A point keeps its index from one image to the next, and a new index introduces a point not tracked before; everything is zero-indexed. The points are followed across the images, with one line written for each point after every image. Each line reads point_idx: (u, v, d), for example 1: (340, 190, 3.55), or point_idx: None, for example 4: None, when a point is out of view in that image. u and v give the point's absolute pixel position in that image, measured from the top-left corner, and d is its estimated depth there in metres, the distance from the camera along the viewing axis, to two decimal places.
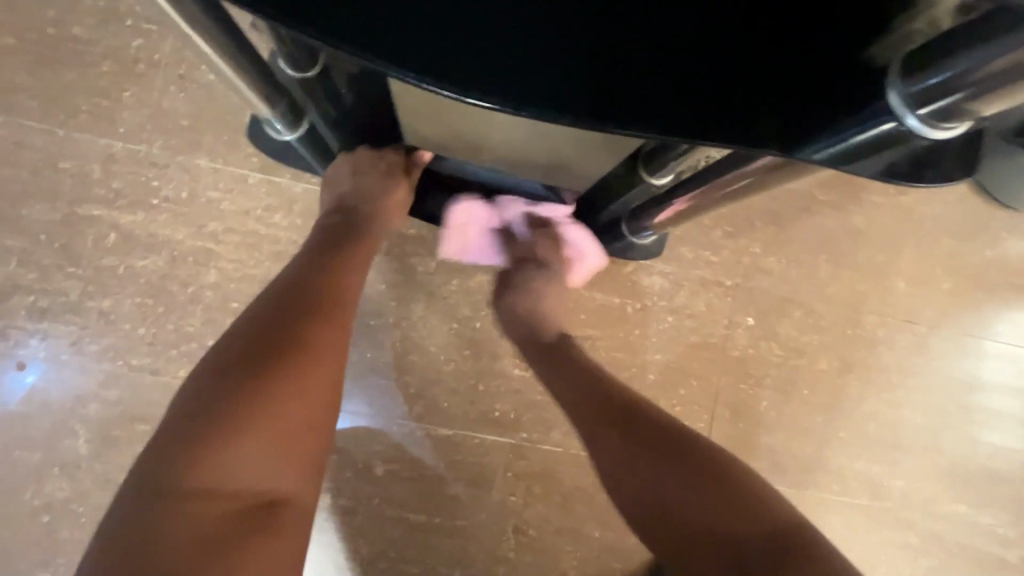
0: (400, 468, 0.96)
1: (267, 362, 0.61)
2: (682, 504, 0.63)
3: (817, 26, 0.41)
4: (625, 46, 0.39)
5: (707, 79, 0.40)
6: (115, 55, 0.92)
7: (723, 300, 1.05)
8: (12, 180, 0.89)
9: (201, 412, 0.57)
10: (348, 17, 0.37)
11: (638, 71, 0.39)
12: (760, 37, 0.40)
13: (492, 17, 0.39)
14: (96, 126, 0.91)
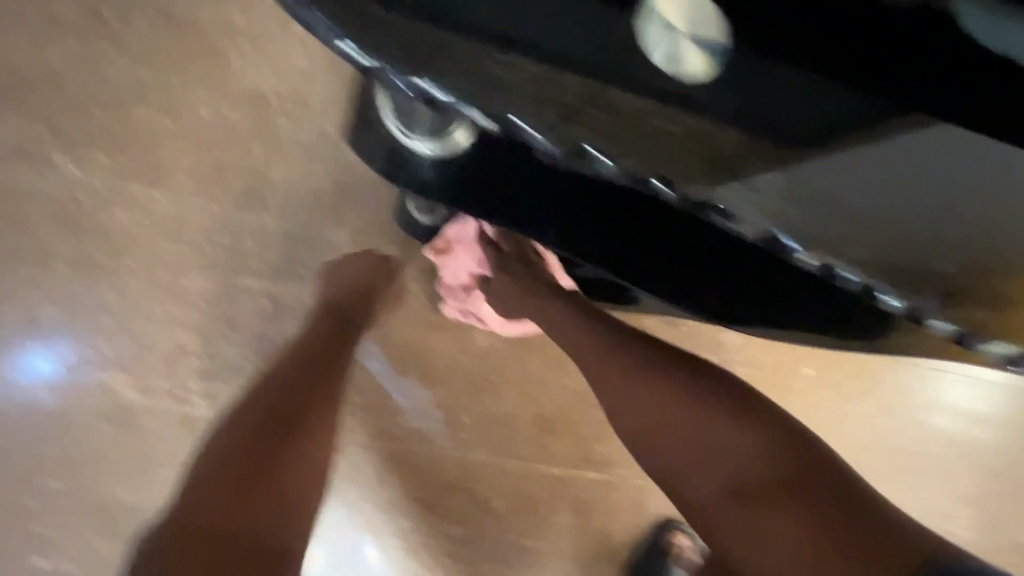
0: (515, 502, 1.11)
1: (285, 417, 0.82)
2: (738, 470, 0.62)
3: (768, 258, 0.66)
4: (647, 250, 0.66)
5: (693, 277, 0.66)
6: (263, 136, 0.99)
7: (789, 352, 1.20)
8: (173, 254, 0.97)
9: (216, 476, 0.74)
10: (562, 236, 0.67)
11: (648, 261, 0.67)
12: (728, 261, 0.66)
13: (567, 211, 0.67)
14: (247, 203, 0.99)
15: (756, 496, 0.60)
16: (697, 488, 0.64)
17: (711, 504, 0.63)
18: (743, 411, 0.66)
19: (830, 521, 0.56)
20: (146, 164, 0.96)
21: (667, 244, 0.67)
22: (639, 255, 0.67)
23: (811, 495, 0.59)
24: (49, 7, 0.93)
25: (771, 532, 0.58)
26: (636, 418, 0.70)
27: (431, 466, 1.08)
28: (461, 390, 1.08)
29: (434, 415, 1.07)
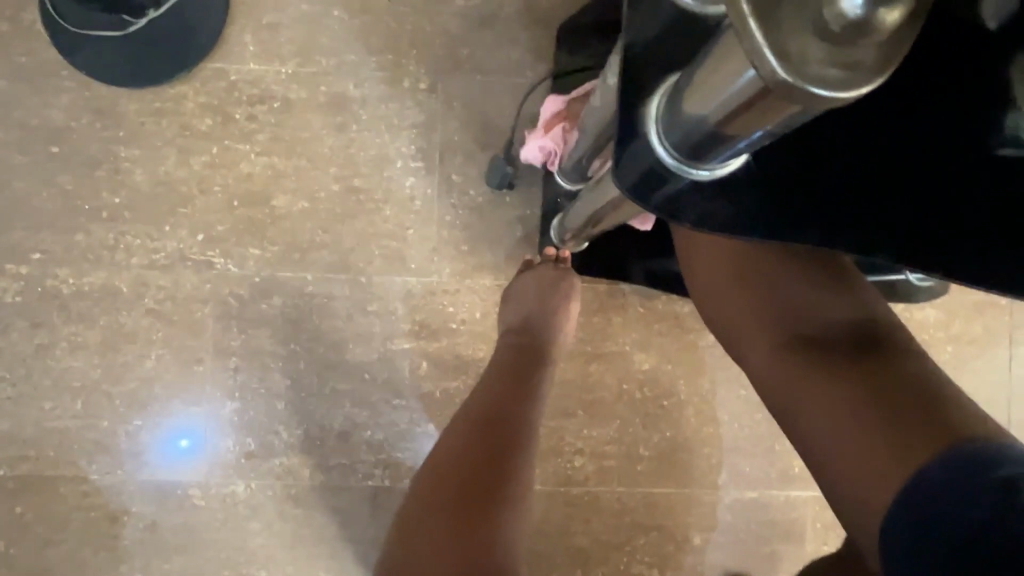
0: (715, 535, 1.00)
1: (497, 420, 0.66)
2: (847, 391, 0.54)
3: None
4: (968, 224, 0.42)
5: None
6: (394, 199, 0.98)
7: (1001, 320, 1.03)
8: (331, 330, 0.97)
9: (446, 478, 0.58)
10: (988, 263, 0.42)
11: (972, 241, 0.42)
12: None
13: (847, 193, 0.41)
14: (391, 267, 0.98)
15: (856, 424, 0.52)
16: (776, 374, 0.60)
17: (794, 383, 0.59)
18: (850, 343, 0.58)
19: (898, 421, 0.50)
20: (293, 249, 0.98)
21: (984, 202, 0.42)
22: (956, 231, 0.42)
23: (921, 434, 0.48)
24: (183, 116, 0.97)
25: (836, 414, 0.53)
26: (736, 337, 0.66)
27: (619, 508, 0.99)
28: (635, 421, 1.00)
29: (611, 453, 0.99)
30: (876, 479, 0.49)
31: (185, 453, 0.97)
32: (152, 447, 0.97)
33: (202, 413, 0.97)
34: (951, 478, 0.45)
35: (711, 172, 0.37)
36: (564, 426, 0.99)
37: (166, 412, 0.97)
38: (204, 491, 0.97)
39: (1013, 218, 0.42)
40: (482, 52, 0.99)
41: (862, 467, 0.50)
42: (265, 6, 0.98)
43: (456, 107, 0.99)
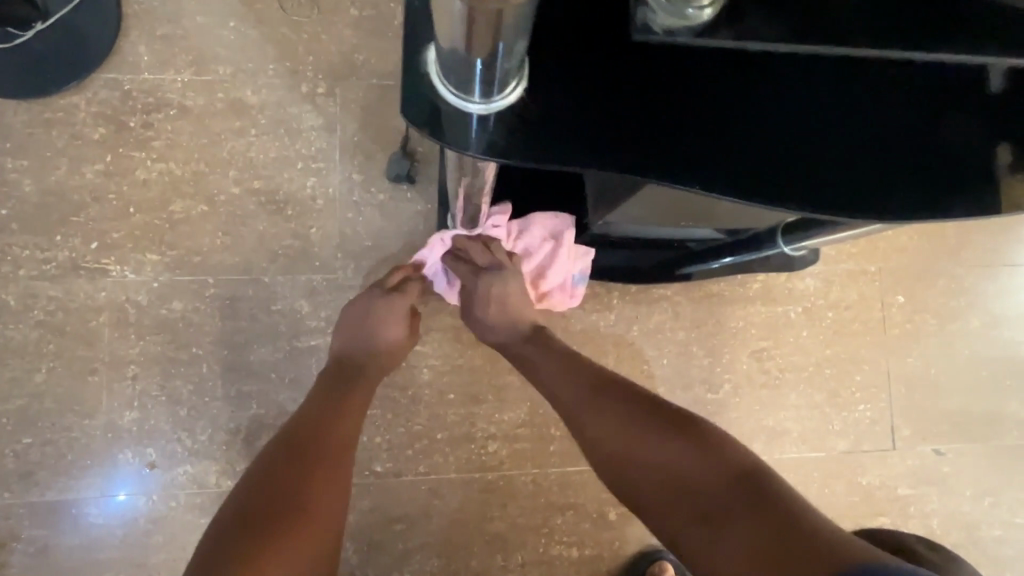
0: (630, 509, 1.03)
1: (304, 435, 0.70)
2: (737, 532, 0.56)
3: (862, 119, 0.54)
4: (725, 151, 0.52)
5: (786, 168, 0.52)
6: (296, 199, 1.00)
7: (872, 286, 1.12)
8: (235, 331, 0.97)
9: (249, 491, 0.63)
10: (730, 176, 0.51)
11: (731, 161, 0.52)
12: (822, 134, 0.53)
13: (621, 127, 0.51)
14: (295, 266, 0.99)
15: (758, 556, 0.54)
16: (666, 501, 0.63)
17: (710, 540, 0.58)
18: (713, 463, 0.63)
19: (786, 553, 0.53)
20: (192, 252, 0.97)
21: (739, 131, 0.52)
22: (717, 154, 0.52)
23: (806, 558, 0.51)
24: (75, 125, 0.97)
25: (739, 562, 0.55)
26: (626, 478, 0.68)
27: (533, 490, 1.01)
28: (545, 402, 1.03)
29: (524, 436, 1.02)
30: None
31: (92, 483, 0.93)
32: (56, 482, 0.92)
33: (110, 440, 0.94)
34: None
35: (487, 105, 0.45)
36: (476, 412, 1.01)
37: (69, 442, 0.93)
38: (110, 518, 0.93)
39: (754, 146, 0.52)
40: (378, 57, 1.04)
41: None
42: (159, 17, 1.00)
43: (355, 108, 1.02)
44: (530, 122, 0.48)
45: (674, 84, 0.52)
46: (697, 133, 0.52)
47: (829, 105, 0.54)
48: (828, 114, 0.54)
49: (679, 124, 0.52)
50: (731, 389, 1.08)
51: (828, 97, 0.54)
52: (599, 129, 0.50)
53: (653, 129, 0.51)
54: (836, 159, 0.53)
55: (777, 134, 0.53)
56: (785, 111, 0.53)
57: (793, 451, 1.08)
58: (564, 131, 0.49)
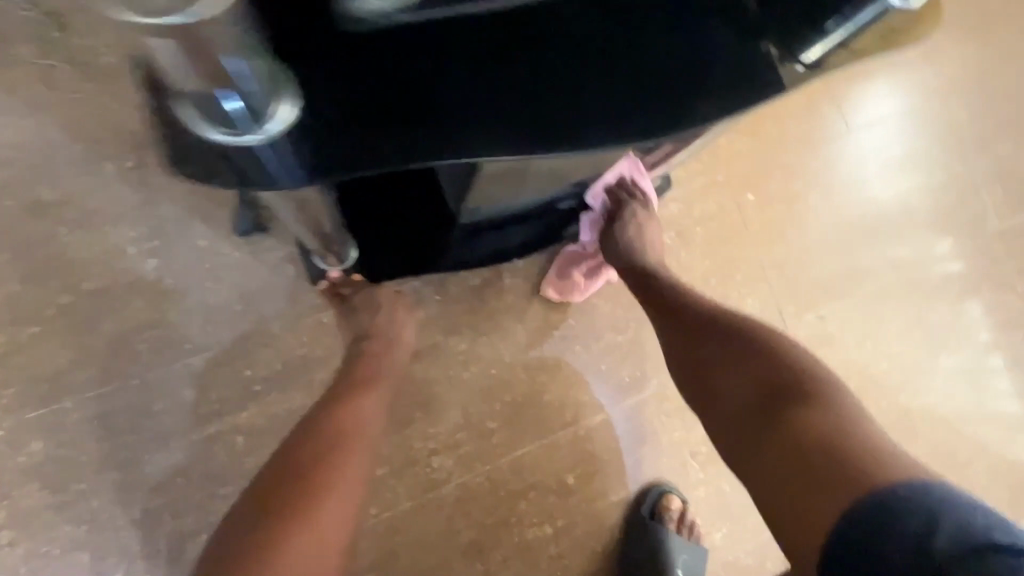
0: (585, 467, 1.06)
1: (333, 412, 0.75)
2: (765, 410, 0.67)
3: (622, 47, 0.58)
4: (503, 115, 0.55)
5: (561, 116, 0.57)
6: (140, 287, 0.91)
7: (725, 192, 1.23)
8: (117, 449, 0.87)
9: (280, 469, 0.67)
10: (533, 131, 0.56)
11: (512, 123, 0.56)
12: (588, 72, 0.58)
13: (399, 121, 0.54)
14: (164, 357, 0.90)
15: (771, 419, 0.66)
16: (719, 387, 0.73)
17: (751, 433, 0.67)
18: (753, 358, 0.72)
19: (804, 437, 0.62)
20: (36, 382, 0.86)
21: (513, 95, 0.56)
22: (497, 122, 0.55)
23: (811, 441, 0.61)
24: None
25: (771, 446, 0.64)
26: (683, 381, 0.79)
27: (491, 486, 1.01)
28: (473, 399, 1.02)
29: (464, 439, 1.01)
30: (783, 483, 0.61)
31: None
32: None
33: None
34: (850, 509, 0.55)
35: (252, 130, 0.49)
36: (408, 434, 0.98)
37: None
38: None
39: (529, 104, 0.56)
40: None
41: (783, 473, 0.61)
42: None
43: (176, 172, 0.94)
44: (325, 140, 0.52)
45: (461, 62, 0.55)
46: (473, 106, 0.55)
47: (588, 43, 0.57)
48: (615, 45, 0.58)
49: (471, 99, 0.55)
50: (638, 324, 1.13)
51: (587, 32, 0.57)
52: (379, 131, 0.53)
53: (459, 109, 0.55)
54: (622, 94, 0.58)
55: (546, 86, 0.57)
56: (548, 64, 0.57)
57: None
58: (344, 144, 0.53)
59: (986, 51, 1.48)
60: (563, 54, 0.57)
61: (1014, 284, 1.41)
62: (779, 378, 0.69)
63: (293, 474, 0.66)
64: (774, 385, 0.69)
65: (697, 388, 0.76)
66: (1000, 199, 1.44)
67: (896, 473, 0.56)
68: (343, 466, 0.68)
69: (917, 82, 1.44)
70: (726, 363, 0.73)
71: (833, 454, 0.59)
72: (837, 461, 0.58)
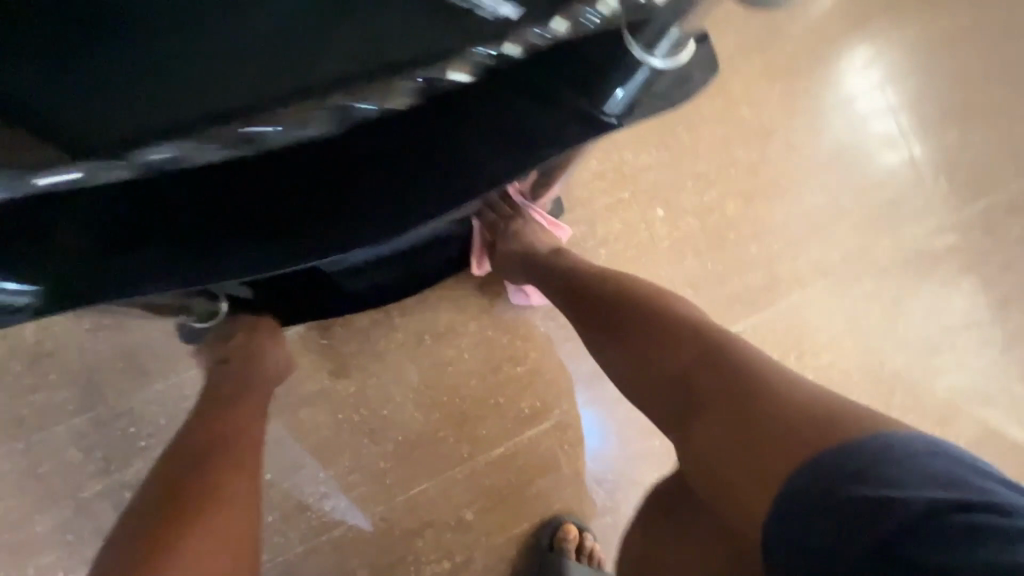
0: (484, 502, 1.06)
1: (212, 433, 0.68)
2: (692, 392, 0.63)
3: (373, 140, 0.55)
4: (248, 228, 0.53)
5: (313, 223, 0.55)
6: (18, 353, 0.92)
7: (631, 209, 1.19)
8: (5, 512, 0.90)
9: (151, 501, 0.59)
10: (281, 242, 0.54)
11: (256, 235, 0.54)
12: (340, 170, 0.55)
13: (130, 245, 0.51)
14: (46, 420, 0.92)
15: (698, 398, 0.63)
16: (651, 375, 0.69)
17: (689, 408, 0.64)
18: (664, 331, 0.70)
19: (748, 410, 0.58)
20: None
21: (259, 203, 0.54)
22: (242, 235, 0.53)
23: (759, 414, 0.57)
24: None
25: (719, 433, 0.59)
26: (616, 369, 0.75)
27: (385, 526, 1.02)
28: (365, 442, 1.03)
29: (356, 481, 1.02)
30: (749, 475, 0.56)
31: None
32: None
33: None
34: (825, 496, 0.51)
35: None
36: (298, 480, 1.00)
37: None
38: None
39: (276, 214, 0.54)
40: None
41: (743, 467, 0.57)
42: None
43: None
44: (59, 277, 0.50)
45: (191, 171, 0.52)
46: (213, 221, 0.53)
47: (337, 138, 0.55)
48: (368, 140, 0.55)
49: (252, 210, 0.54)
50: (538, 353, 1.11)
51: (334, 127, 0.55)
52: (107, 258, 0.51)
53: (198, 224, 0.53)
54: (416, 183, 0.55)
55: (295, 190, 0.54)
56: (294, 166, 0.55)
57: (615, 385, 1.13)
58: (70, 275, 0.50)
59: (925, 34, 1.39)
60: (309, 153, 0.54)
61: (958, 282, 1.34)
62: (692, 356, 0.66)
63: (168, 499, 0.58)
64: (697, 350, 0.66)
65: (632, 381, 0.72)
66: (942, 193, 1.36)
67: (854, 434, 0.53)
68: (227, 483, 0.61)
69: (849, 73, 1.36)
70: (643, 340, 0.71)
71: (782, 425, 0.56)
72: (794, 443, 0.54)
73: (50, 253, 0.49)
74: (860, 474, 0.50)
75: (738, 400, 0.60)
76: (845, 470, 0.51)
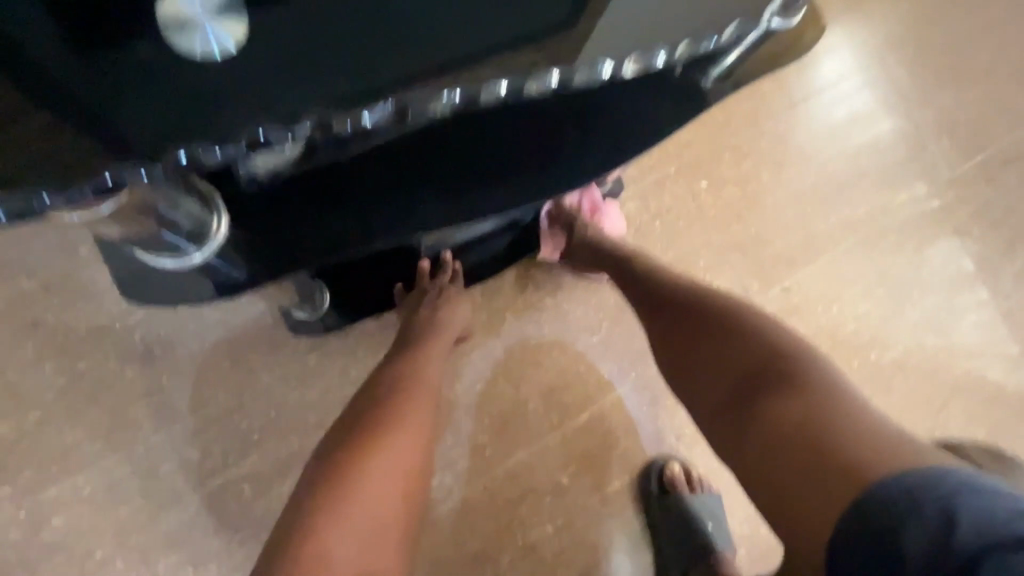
0: (577, 465, 1.12)
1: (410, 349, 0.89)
2: (753, 399, 0.68)
3: (501, 146, 0.75)
4: (412, 210, 0.73)
5: (453, 207, 0.73)
6: (132, 358, 0.96)
7: (678, 183, 1.28)
8: (133, 513, 0.92)
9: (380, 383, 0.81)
10: (432, 218, 0.73)
11: (415, 212, 0.72)
12: (475, 167, 0.74)
13: (327, 225, 0.72)
14: (164, 420, 0.95)
15: (751, 406, 0.68)
16: (712, 377, 0.75)
17: (748, 413, 0.68)
18: (732, 342, 0.75)
19: (804, 431, 0.61)
20: (48, 461, 0.91)
21: (416, 195, 0.73)
22: (404, 216, 0.72)
23: (810, 433, 0.61)
24: None
25: (774, 446, 0.63)
26: (676, 368, 0.81)
27: (489, 496, 1.06)
28: (462, 418, 1.08)
29: (458, 456, 1.06)
30: (794, 486, 0.60)
31: None
32: None
33: None
34: (870, 506, 0.53)
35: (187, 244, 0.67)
36: None
37: None
38: None
39: (426, 202, 0.73)
40: None
41: (796, 480, 0.60)
42: None
43: None
44: (285, 250, 0.71)
45: (374, 174, 0.73)
46: (386, 209, 0.72)
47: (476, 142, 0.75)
48: (497, 145, 0.75)
49: (383, 199, 0.72)
50: (611, 323, 1.18)
51: (474, 137, 0.75)
52: (313, 234, 0.72)
53: (372, 212, 0.72)
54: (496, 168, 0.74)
55: (442, 184, 0.74)
56: (444, 167, 0.74)
57: None
58: (288, 248, 0.71)
59: (914, 8, 1.52)
60: (452, 156, 0.74)
61: (970, 230, 1.46)
62: (756, 373, 0.70)
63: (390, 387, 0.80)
64: (761, 362, 0.71)
65: (700, 376, 0.77)
66: (946, 150, 1.49)
67: (904, 467, 0.54)
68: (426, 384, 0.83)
69: (854, 47, 1.48)
70: (709, 344, 0.77)
71: (825, 451, 0.59)
72: (844, 468, 0.57)
73: (269, 239, 0.71)
74: (892, 502, 0.52)
75: (792, 419, 0.63)
76: (884, 499, 0.53)
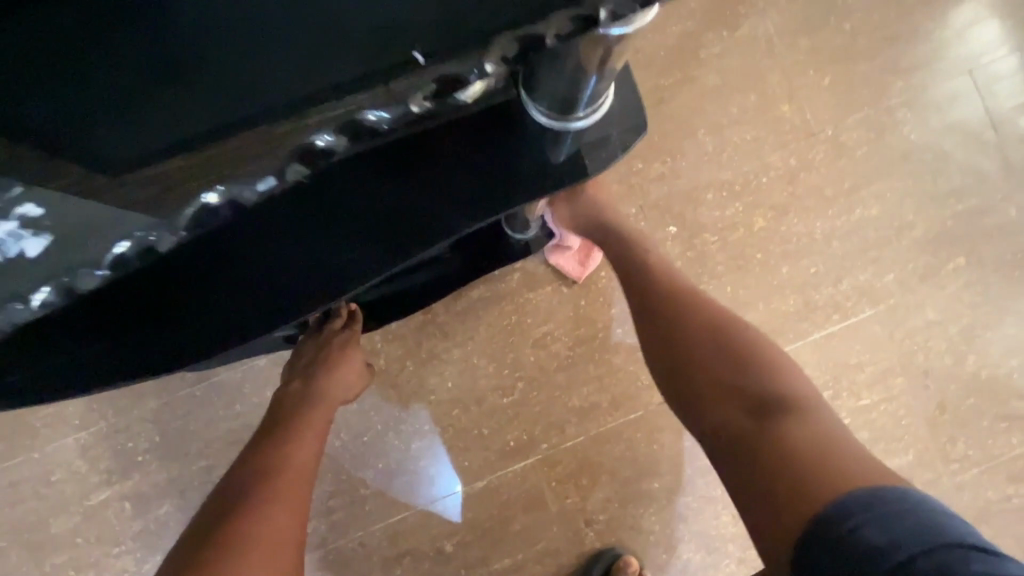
0: (465, 535, 1.02)
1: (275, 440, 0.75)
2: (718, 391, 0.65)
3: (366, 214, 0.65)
4: (239, 306, 0.65)
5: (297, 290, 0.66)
6: None
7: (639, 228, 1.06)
8: (28, 513, 0.99)
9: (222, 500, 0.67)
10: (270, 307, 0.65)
11: (244, 306, 0.65)
12: (329, 239, 0.66)
13: (148, 336, 0.64)
14: (58, 432, 1.00)
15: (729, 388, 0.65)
16: (687, 353, 0.69)
17: (723, 401, 0.64)
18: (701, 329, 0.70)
19: (767, 423, 0.60)
20: None
21: (254, 280, 0.66)
22: (237, 313, 0.65)
23: (777, 439, 0.58)
24: None
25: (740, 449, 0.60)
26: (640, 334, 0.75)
27: (364, 552, 1.01)
28: (345, 468, 1.02)
29: (336, 505, 1.02)
30: (752, 494, 0.57)
31: None
32: None
33: None
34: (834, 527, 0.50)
35: None
36: None
37: None
38: None
39: (261, 291, 0.66)
40: None
41: (754, 491, 0.57)
42: None
43: None
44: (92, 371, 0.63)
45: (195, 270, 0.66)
46: (215, 302, 0.65)
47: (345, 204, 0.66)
48: (351, 213, 0.66)
49: (211, 293, 0.66)
50: (525, 386, 1.04)
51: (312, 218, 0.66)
52: (130, 350, 0.64)
53: (206, 307, 0.65)
54: (378, 240, 0.66)
55: (286, 267, 0.66)
56: (289, 247, 0.66)
57: (609, 421, 1.04)
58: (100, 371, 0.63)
59: None
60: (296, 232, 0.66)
61: None
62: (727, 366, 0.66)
63: (230, 505, 0.65)
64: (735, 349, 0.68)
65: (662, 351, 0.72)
66: None
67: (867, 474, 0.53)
68: (281, 492, 0.67)
69: (928, 53, 1.11)
70: (673, 329, 0.71)
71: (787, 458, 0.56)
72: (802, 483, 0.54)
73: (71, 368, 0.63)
74: (858, 530, 0.49)
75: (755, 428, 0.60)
76: (847, 519, 0.50)
